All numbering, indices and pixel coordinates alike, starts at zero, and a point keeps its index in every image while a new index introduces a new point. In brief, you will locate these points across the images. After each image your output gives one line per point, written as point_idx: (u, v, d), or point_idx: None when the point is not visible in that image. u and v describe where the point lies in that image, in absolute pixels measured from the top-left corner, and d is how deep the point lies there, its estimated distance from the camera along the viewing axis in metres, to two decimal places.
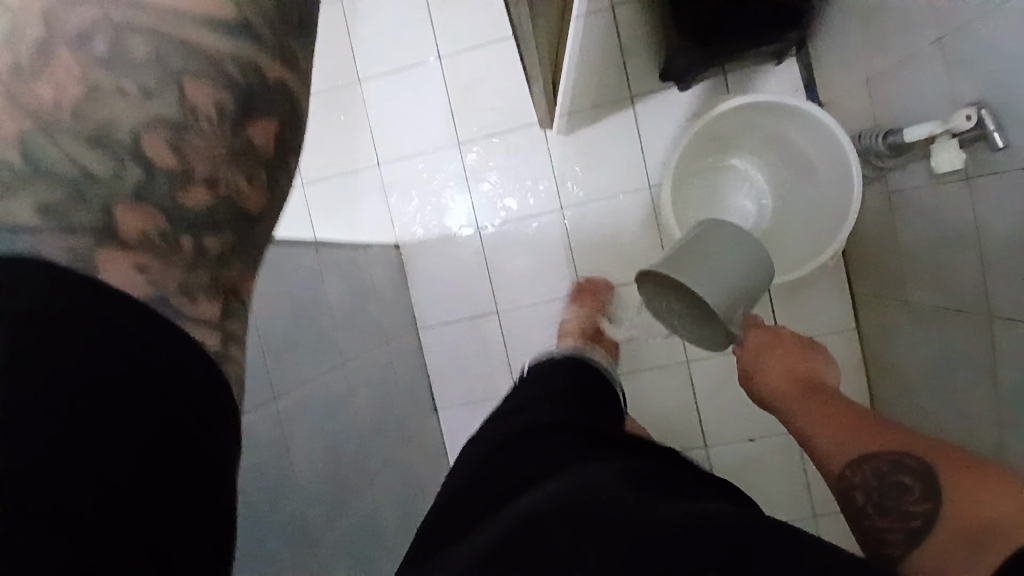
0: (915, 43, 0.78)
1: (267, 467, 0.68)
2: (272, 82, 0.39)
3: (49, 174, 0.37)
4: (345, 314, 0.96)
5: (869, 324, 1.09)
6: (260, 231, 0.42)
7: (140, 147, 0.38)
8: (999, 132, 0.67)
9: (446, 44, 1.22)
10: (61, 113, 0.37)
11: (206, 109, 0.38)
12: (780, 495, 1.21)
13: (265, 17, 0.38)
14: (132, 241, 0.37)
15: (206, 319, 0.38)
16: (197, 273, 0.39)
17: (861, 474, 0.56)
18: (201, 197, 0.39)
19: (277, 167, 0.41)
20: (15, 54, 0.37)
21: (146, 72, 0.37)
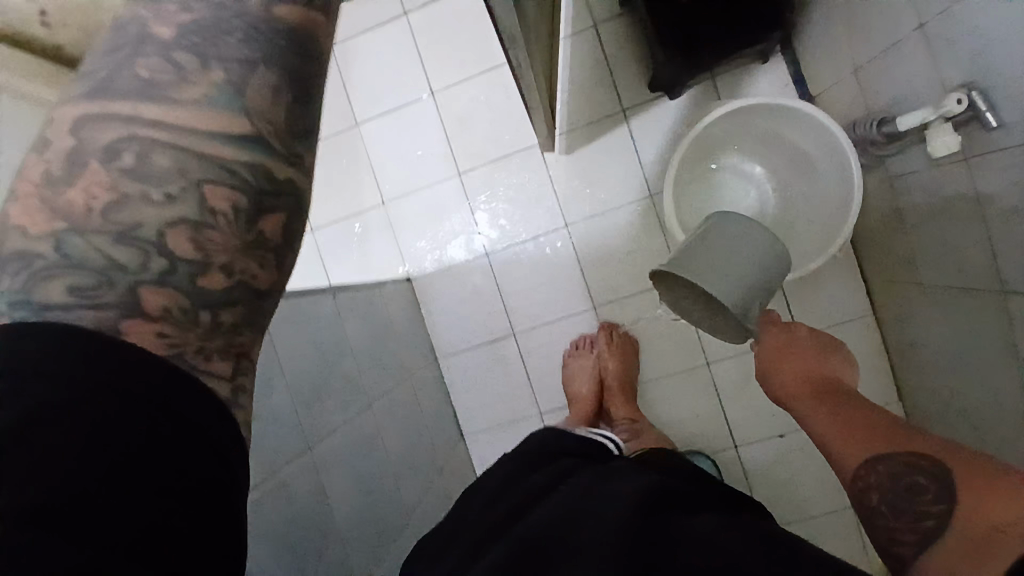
0: (899, 31, 0.80)
1: (308, 515, 0.69)
2: (280, 180, 0.39)
3: (79, 265, 0.35)
4: (367, 353, 0.97)
5: (885, 309, 1.08)
6: (271, 305, 0.41)
7: (163, 242, 0.37)
8: (992, 112, 0.68)
9: (437, 81, 1.25)
10: (90, 215, 0.36)
11: (221, 208, 0.37)
12: (817, 490, 1.20)
13: (277, 128, 0.39)
14: (153, 317, 0.36)
15: (218, 373, 0.37)
16: (214, 340, 0.38)
17: (877, 477, 0.60)
18: (216, 282, 0.38)
19: (286, 253, 0.40)
20: (47, 165, 0.37)
21: (170, 178, 0.37)
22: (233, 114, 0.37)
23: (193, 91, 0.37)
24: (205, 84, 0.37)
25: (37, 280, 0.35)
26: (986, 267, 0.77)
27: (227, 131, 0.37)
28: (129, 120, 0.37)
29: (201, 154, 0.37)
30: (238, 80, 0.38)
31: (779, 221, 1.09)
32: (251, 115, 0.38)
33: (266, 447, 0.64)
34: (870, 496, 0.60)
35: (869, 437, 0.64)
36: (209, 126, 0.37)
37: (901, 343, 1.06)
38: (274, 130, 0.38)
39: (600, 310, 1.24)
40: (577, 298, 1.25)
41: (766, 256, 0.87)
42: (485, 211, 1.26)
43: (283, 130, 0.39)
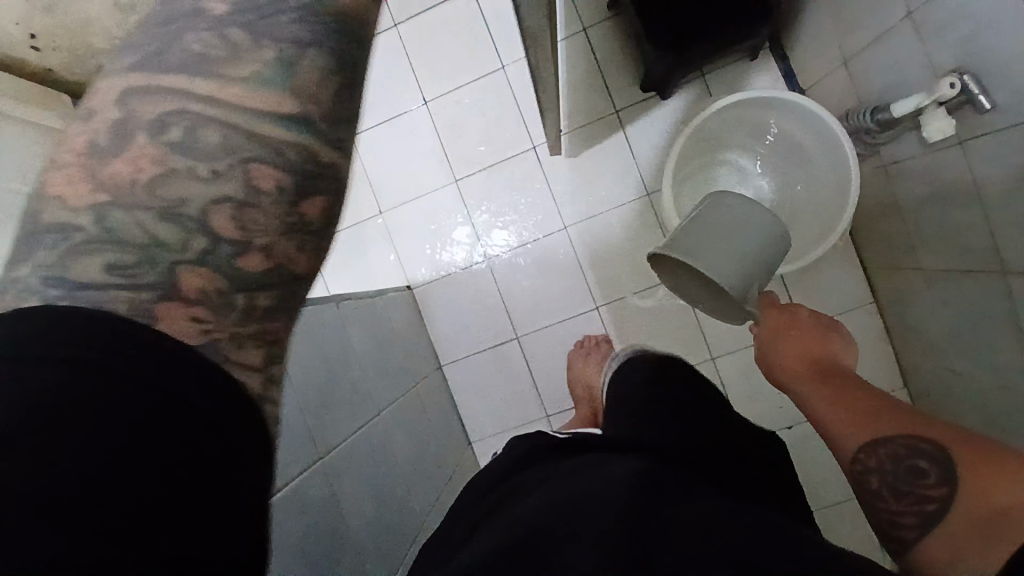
0: (887, 19, 0.81)
1: (323, 525, 0.68)
2: (325, 163, 0.40)
3: (117, 241, 0.37)
4: (373, 361, 0.97)
5: (886, 295, 1.09)
6: (304, 290, 0.42)
7: (205, 219, 0.38)
8: (984, 95, 0.69)
9: (430, 89, 1.26)
10: (135, 189, 0.37)
11: (267, 189, 0.38)
12: (828, 479, 1.19)
13: (324, 107, 0.39)
14: (190, 299, 0.37)
15: (251, 363, 0.38)
16: (248, 327, 0.39)
17: (877, 460, 0.60)
18: (257, 264, 0.39)
19: (325, 235, 0.42)
20: (94, 133, 0.37)
21: (217, 154, 0.38)
22: (281, 95, 0.38)
23: (244, 68, 0.38)
24: (255, 64, 0.38)
25: (73, 253, 0.36)
26: (985, 247, 0.78)
27: (274, 112, 0.38)
28: (180, 94, 0.38)
29: (250, 132, 0.38)
30: (287, 58, 0.38)
31: (780, 211, 1.10)
32: (296, 96, 0.38)
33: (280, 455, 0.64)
34: (870, 480, 0.60)
35: (870, 419, 0.63)
36: (259, 107, 0.38)
37: (904, 328, 1.06)
38: (320, 112, 0.39)
39: (603, 310, 1.24)
40: (579, 298, 1.25)
41: (765, 234, 0.88)
42: (484, 216, 1.26)
43: (325, 112, 0.39)
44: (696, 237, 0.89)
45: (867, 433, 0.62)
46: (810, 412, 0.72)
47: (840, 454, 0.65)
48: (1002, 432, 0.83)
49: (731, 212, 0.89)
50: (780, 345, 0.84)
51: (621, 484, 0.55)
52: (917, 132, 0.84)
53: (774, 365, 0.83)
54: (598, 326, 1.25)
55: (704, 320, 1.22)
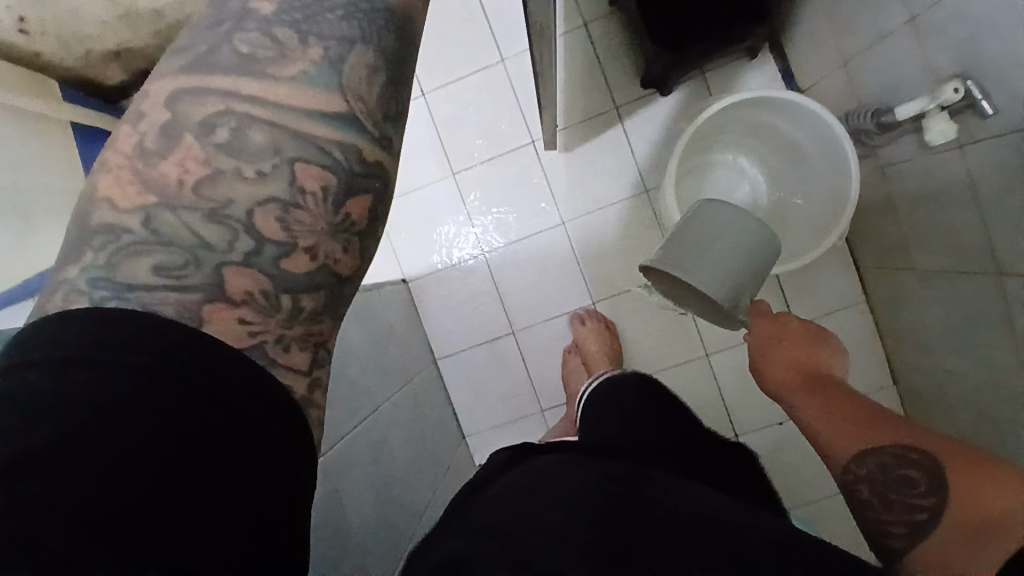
0: (886, 22, 0.82)
1: (327, 521, 0.68)
2: (370, 162, 0.44)
3: (169, 242, 0.41)
4: (371, 356, 0.96)
5: (878, 295, 1.11)
6: (349, 290, 0.46)
7: (252, 221, 0.42)
8: (987, 100, 0.70)
9: (428, 81, 1.24)
10: (181, 191, 0.41)
11: (312, 189, 0.42)
12: (818, 474, 1.21)
13: (369, 110, 0.44)
14: (239, 300, 0.41)
15: (295, 365, 0.43)
16: (295, 327, 0.43)
17: (867, 469, 0.61)
18: (304, 263, 0.43)
19: (368, 235, 0.46)
20: (139, 135, 0.42)
21: (264, 157, 0.42)
22: (328, 90, 0.43)
23: (291, 67, 0.43)
24: (302, 61, 0.43)
25: (124, 254, 0.40)
26: (981, 250, 0.79)
27: (322, 110, 0.43)
28: (227, 95, 0.42)
29: (295, 133, 0.42)
30: (335, 56, 0.43)
31: (776, 209, 1.11)
32: (346, 92, 0.43)
33: None
34: (861, 489, 0.61)
35: (861, 430, 0.65)
36: (302, 105, 0.42)
37: (895, 327, 1.08)
38: (367, 112, 0.44)
39: (599, 306, 1.25)
40: (575, 293, 1.25)
41: (747, 246, 0.86)
42: (481, 210, 1.25)
43: (377, 110, 0.44)
44: (685, 251, 0.88)
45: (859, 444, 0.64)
46: (802, 424, 0.74)
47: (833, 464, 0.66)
48: (992, 428, 0.85)
49: (707, 223, 0.87)
50: (773, 357, 0.86)
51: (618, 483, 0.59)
52: (917, 135, 0.85)
53: (769, 376, 0.85)
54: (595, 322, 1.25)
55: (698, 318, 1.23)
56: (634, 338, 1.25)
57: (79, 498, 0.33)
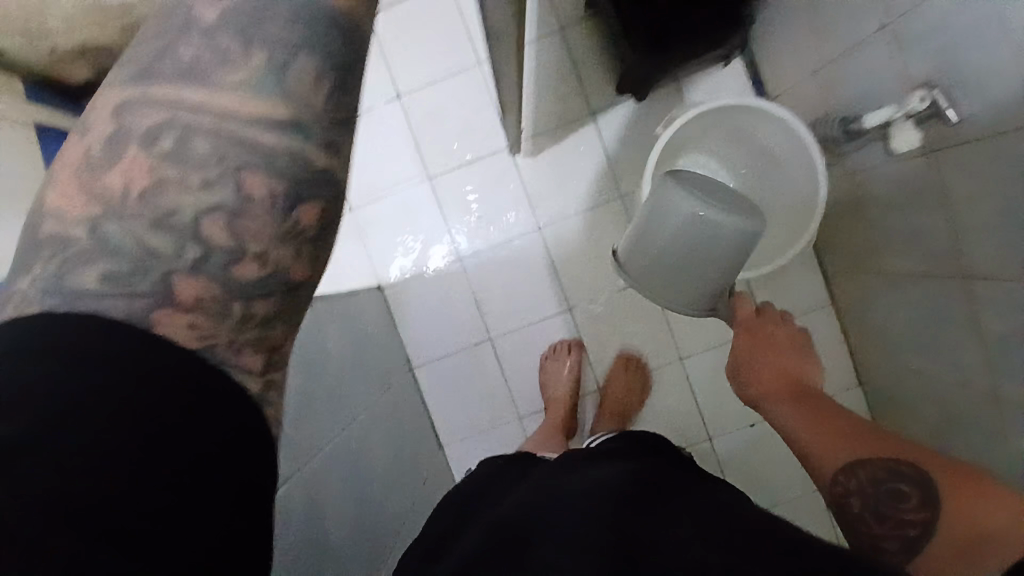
0: (861, 31, 0.85)
1: (306, 534, 0.66)
2: (318, 169, 0.41)
3: (117, 252, 0.39)
4: (347, 365, 0.93)
5: (845, 295, 1.14)
6: (303, 296, 0.44)
7: (198, 230, 0.40)
8: (953, 109, 0.73)
9: (405, 84, 1.23)
10: (128, 200, 0.39)
11: (261, 197, 0.40)
12: (789, 475, 1.24)
13: (316, 114, 0.41)
14: (189, 306, 0.39)
15: (250, 368, 0.41)
16: (246, 334, 0.41)
17: (859, 481, 0.60)
18: (253, 271, 0.40)
19: (321, 243, 0.43)
20: (86, 148, 0.40)
21: (207, 164, 0.40)
22: (274, 99, 0.40)
23: (235, 75, 0.40)
24: (247, 68, 0.40)
25: (72, 266, 0.39)
26: (948, 254, 0.83)
27: (264, 117, 0.40)
28: (174, 104, 0.40)
29: (242, 141, 0.40)
30: (280, 63, 0.40)
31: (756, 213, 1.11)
32: (290, 100, 0.40)
33: None
34: (851, 502, 0.60)
35: (851, 443, 0.64)
36: (250, 113, 0.40)
37: (861, 329, 1.12)
38: (314, 114, 0.41)
39: (576, 312, 1.25)
40: (551, 298, 1.25)
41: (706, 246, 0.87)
42: (458, 215, 1.25)
43: (324, 115, 0.41)
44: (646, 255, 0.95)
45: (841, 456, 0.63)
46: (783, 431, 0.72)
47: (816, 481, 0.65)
48: (958, 424, 0.89)
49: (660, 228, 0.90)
50: (753, 362, 0.84)
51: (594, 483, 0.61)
52: (884, 143, 0.89)
53: (746, 381, 0.84)
54: (570, 326, 1.26)
55: (673, 323, 1.25)
56: (611, 343, 1.26)
57: (65, 495, 0.33)
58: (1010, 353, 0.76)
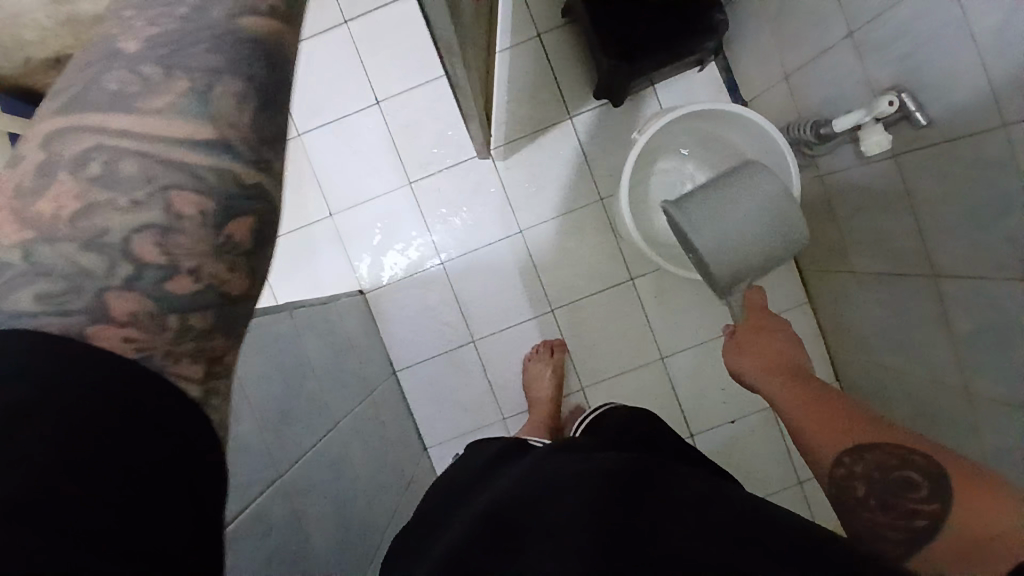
0: (829, 36, 0.86)
1: (290, 544, 0.65)
2: (250, 185, 0.39)
3: (52, 272, 0.36)
4: (327, 373, 0.92)
5: (820, 292, 1.16)
6: (242, 309, 0.41)
7: (129, 248, 0.37)
8: (919, 111, 0.75)
9: (382, 88, 1.23)
10: (58, 224, 0.36)
11: (190, 213, 0.38)
12: (770, 469, 1.26)
13: (244, 134, 0.39)
14: (122, 320, 0.36)
15: (188, 376, 0.37)
16: (184, 345, 0.37)
17: (865, 466, 0.59)
18: (185, 286, 0.37)
19: (256, 256, 0.40)
20: (18, 177, 0.37)
21: (134, 186, 0.37)
22: (198, 119, 0.38)
23: (160, 100, 0.38)
24: (170, 94, 0.38)
25: (7, 287, 0.35)
26: (916, 252, 0.85)
27: (193, 138, 0.38)
28: (97, 130, 0.38)
29: (170, 160, 0.38)
30: (202, 88, 0.39)
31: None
32: (214, 120, 0.39)
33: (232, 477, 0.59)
34: (856, 487, 0.59)
35: (858, 430, 0.64)
36: (171, 133, 0.38)
37: (836, 325, 1.14)
38: (241, 134, 0.39)
39: (558, 314, 1.26)
40: (533, 299, 1.26)
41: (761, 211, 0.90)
42: (439, 218, 1.25)
43: (252, 133, 0.40)
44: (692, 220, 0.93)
45: (845, 444, 0.63)
46: (788, 420, 0.72)
47: (817, 468, 0.65)
48: (932, 416, 0.92)
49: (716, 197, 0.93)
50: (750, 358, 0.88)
51: (593, 483, 0.59)
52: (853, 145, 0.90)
53: (749, 373, 0.87)
54: (552, 327, 1.27)
55: (653, 322, 1.26)
56: (592, 344, 1.27)
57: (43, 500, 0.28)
58: (980, 347, 0.77)
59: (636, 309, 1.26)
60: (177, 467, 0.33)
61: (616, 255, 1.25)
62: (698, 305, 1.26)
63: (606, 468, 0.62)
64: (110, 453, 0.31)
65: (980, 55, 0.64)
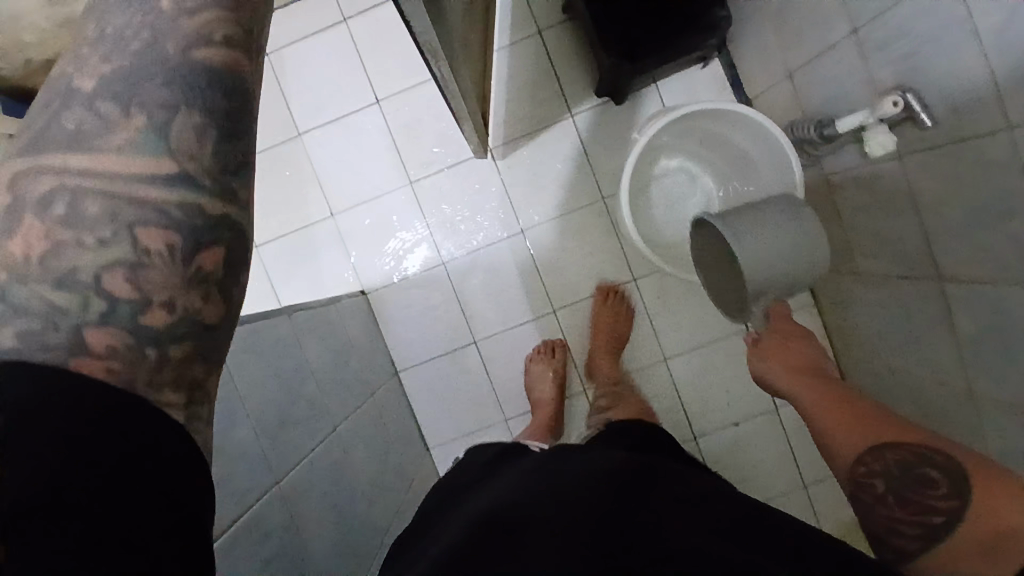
0: (832, 35, 0.85)
1: (285, 551, 0.65)
2: (215, 217, 0.38)
3: (25, 312, 0.35)
4: (328, 376, 0.92)
5: (825, 292, 1.15)
6: (222, 335, 0.40)
7: (101, 285, 0.36)
8: (925, 113, 0.73)
9: (381, 88, 1.22)
10: (30, 266, 0.35)
11: (160, 250, 0.37)
12: (774, 469, 1.25)
13: (205, 166, 0.38)
14: (101, 353, 0.35)
15: (172, 403, 0.36)
16: (163, 374, 0.36)
17: (884, 463, 0.62)
18: (158, 320, 0.37)
19: (231, 283, 0.39)
20: None
21: (101, 225, 0.36)
22: (158, 157, 0.37)
23: (115, 139, 0.37)
24: (127, 130, 0.37)
25: None
26: (920, 254, 0.84)
27: (154, 173, 0.37)
28: (60, 171, 0.37)
29: (135, 199, 0.37)
30: (160, 123, 0.38)
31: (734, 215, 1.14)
32: (175, 154, 0.38)
33: (229, 488, 0.59)
34: (875, 484, 0.62)
35: (877, 428, 0.66)
36: (139, 172, 0.37)
37: (842, 326, 1.13)
38: (202, 169, 0.38)
39: (560, 314, 1.26)
40: (535, 299, 1.25)
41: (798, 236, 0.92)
42: (440, 218, 1.24)
43: (212, 169, 0.38)
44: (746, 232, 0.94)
45: (869, 443, 0.65)
46: (810, 417, 0.75)
47: (838, 464, 0.67)
48: (938, 418, 0.91)
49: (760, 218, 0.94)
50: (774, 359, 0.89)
51: (588, 482, 0.60)
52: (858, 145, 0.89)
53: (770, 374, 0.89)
54: (554, 326, 1.26)
55: (657, 322, 1.26)
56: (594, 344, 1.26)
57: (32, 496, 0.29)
58: (984, 351, 0.76)
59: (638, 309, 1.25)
60: (161, 476, 0.33)
61: (619, 255, 1.24)
62: (701, 305, 1.25)
63: (605, 470, 0.62)
64: (95, 454, 0.31)
65: (984, 54, 0.63)
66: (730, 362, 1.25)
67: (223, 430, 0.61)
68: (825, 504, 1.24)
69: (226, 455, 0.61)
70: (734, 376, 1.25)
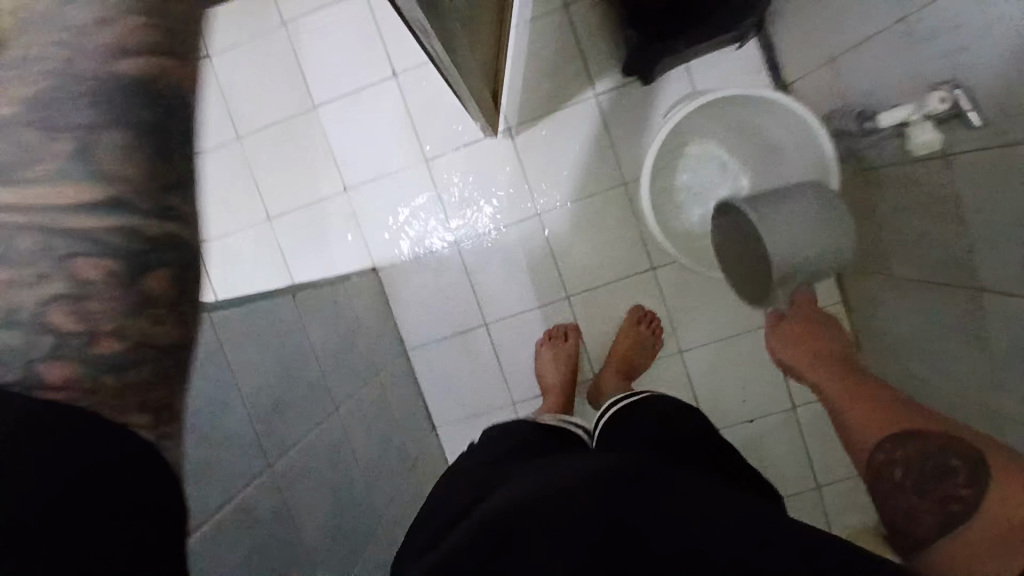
0: (880, 21, 0.77)
1: (272, 537, 0.66)
2: (154, 235, 0.37)
3: None
4: (331, 357, 0.92)
5: (856, 294, 1.08)
6: (181, 357, 0.39)
7: (44, 319, 0.34)
8: (977, 110, 0.66)
9: (399, 60, 1.19)
10: None
11: (101, 279, 0.35)
12: (785, 470, 1.22)
13: (134, 185, 0.37)
14: (57, 385, 0.33)
15: (138, 424, 0.35)
16: (127, 398, 0.35)
17: (904, 451, 0.59)
18: (112, 349, 0.35)
19: (184, 299, 0.39)
20: None
21: (36, 261, 0.35)
22: (90, 180, 0.36)
23: (37, 169, 0.36)
24: (49, 158, 0.36)
25: None
26: (956, 260, 0.78)
27: (83, 200, 0.36)
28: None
29: (62, 229, 0.35)
30: (82, 144, 0.36)
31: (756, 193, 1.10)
32: (108, 175, 0.36)
33: (217, 474, 0.60)
34: (894, 471, 0.59)
35: (899, 416, 0.62)
36: (56, 202, 0.35)
37: (869, 330, 1.07)
38: (132, 187, 0.37)
39: (574, 301, 1.23)
40: (547, 284, 1.22)
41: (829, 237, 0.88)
42: (454, 197, 1.22)
43: (153, 179, 0.38)
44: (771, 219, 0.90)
45: (890, 430, 0.61)
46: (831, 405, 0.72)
47: (854, 450, 0.64)
48: None
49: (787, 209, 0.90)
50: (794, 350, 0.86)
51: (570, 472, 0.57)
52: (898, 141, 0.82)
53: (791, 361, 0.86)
54: (567, 313, 1.23)
55: (673, 314, 1.22)
56: (607, 332, 1.24)
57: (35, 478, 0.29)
58: (1016, 370, 0.71)
59: (655, 299, 1.22)
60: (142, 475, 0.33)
61: (638, 242, 1.20)
62: (720, 299, 1.20)
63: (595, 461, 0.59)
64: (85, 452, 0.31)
65: None
66: (748, 359, 1.21)
67: (216, 415, 0.62)
68: (839, 509, 1.20)
69: (217, 441, 0.61)
70: (751, 374, 1.21)
